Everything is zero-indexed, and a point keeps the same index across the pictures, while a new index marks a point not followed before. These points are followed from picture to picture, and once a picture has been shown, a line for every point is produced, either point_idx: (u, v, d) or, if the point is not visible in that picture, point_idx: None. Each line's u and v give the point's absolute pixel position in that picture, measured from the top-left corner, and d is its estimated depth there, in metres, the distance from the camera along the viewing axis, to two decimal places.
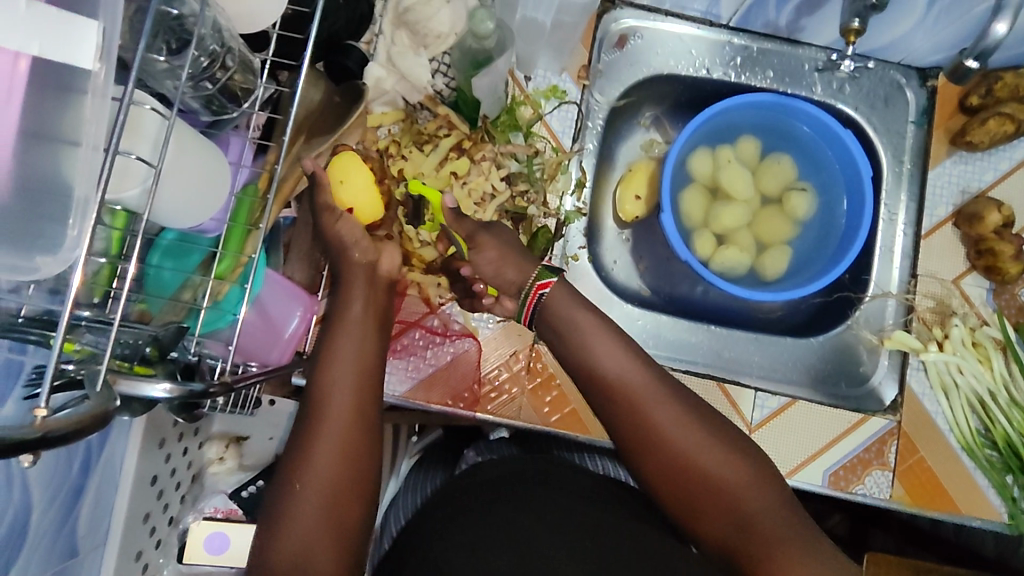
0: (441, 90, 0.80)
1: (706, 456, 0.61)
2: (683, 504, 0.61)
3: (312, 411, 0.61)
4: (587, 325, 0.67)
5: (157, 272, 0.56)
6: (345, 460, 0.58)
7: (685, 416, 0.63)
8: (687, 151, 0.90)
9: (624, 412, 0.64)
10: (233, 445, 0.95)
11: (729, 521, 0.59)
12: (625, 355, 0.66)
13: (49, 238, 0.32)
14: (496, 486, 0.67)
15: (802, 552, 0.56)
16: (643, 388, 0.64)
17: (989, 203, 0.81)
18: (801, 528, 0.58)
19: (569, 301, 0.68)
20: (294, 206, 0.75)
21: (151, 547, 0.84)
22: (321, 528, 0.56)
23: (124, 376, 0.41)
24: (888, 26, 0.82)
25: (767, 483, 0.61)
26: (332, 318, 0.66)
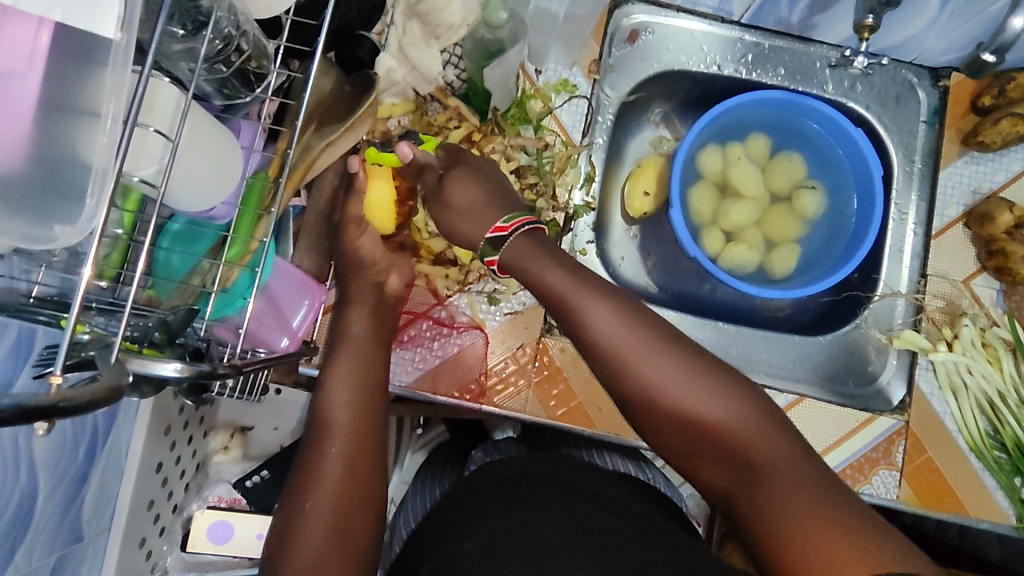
0: (452, 81, 0.80)
1: (706, 416, 0.56)
2: (692, 466, 0.58)
3: (320, 409, 0.62)
4: (562, 286, 0.62)
5: (167, 258, 0.57)
6: (351, 457, 0.60)
7: (682, 371, 0.58)
8: (697, 148, 0.90)
9: (616, 377, 0.60)
10: (238, 435, 0.97)
11: (737, 481, 0.55)
12: (611, 314, 0.60)
13: (66, 210, 0.32)
14: (503, 485, 0.68)
15: (814, 503, 0.51)
16: (630, 349, 0.59)
17: (1000, 203, 0.80)
18: (819, 478, 0.53)
19: (535, 258, 0.64)
20: (303, 194, 0.75)
21: (156, 535, 0.84)
22: (331, 519, 0.57)
23: (136, 355, 0.41)
24: (902, 25, 0.81)
25: (774, 430, 0.56)
26: (337, 333, 0.69)
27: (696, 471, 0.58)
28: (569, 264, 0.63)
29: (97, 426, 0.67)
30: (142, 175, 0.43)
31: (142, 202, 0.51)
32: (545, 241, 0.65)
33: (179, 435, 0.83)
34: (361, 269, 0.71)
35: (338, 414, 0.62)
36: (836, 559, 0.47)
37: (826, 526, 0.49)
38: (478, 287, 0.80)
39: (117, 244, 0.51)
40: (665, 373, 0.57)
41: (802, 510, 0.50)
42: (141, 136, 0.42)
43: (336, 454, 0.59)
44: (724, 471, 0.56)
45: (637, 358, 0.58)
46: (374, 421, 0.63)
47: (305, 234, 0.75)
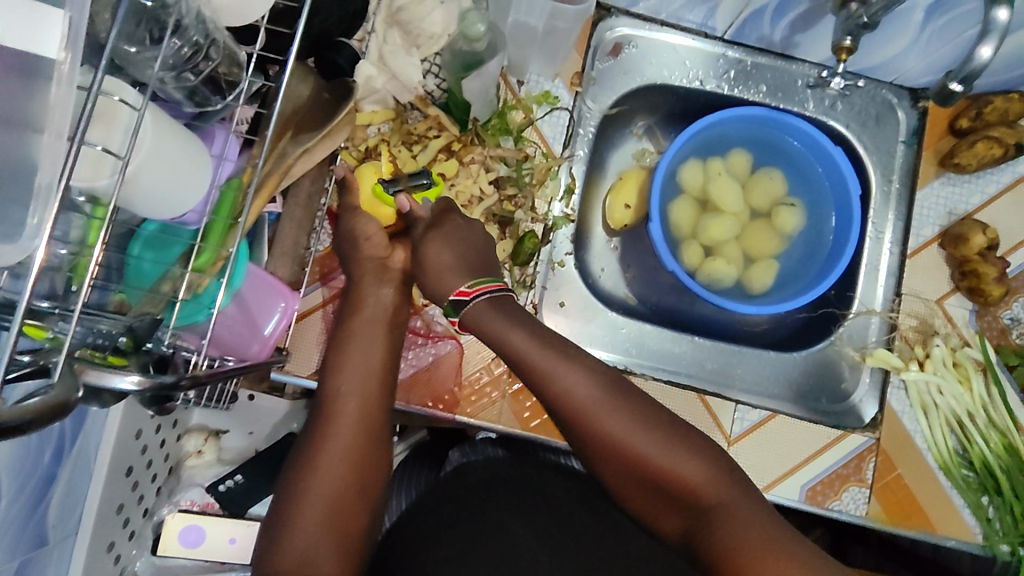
0: (432, 90, 0.80)
1: (662, 460, 0.59)
2: (650, 510, 0.61)
3: (321, 418, 0.66)
4: (522, 344, 0.63)
5: (138, 263, 0.57)
6: (345, 463, 0.64)
7: (636, 425, 0.61)
8: (677, 162, 0.90)
9: (576, 430, 0.62)
10: (212, 439, 0.96)
11: (689, 522, 0.58)
12: (572, 370, 0.62)
13: (6, 228, 0.32)
14: (472, 493, 0.69)
15: (761, 538, 0.54)
16: (587, 401, 0.62)
17: (974, 225, 0.81)
18: (765, 513, 0.57)
19: (495, 315, 0.65)
20: (279, 200, 0.74)
21: (124, 538, 0.84)
22: (321, 530, 0.61)
23: (92, 367, 0.40)
24: (882, 45, 0.82)
25: (721, 472, 0.59)
26: (342, 326, 0.71)
27: (652, 513, 0.61)
28: (528, 323, 0.65)
29: (64, 431, 0.66)
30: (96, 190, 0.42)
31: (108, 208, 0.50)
32: (504, 304, 0.66)
33: (150, 439, 0.83)
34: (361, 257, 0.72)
35: (339, 414, 0.66)
36: None
37: (780, 558, 0.52)
38: None
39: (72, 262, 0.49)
40: (619, 426, 0.61)
41: (756, 544, 0.53)
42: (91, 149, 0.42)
43: (330, 457, 0.64)
44: (676, 513, 0.60)
45: (598, 410, 0.61)
46: (376, 425, 0.67)
47: (280, 240, 0.75)
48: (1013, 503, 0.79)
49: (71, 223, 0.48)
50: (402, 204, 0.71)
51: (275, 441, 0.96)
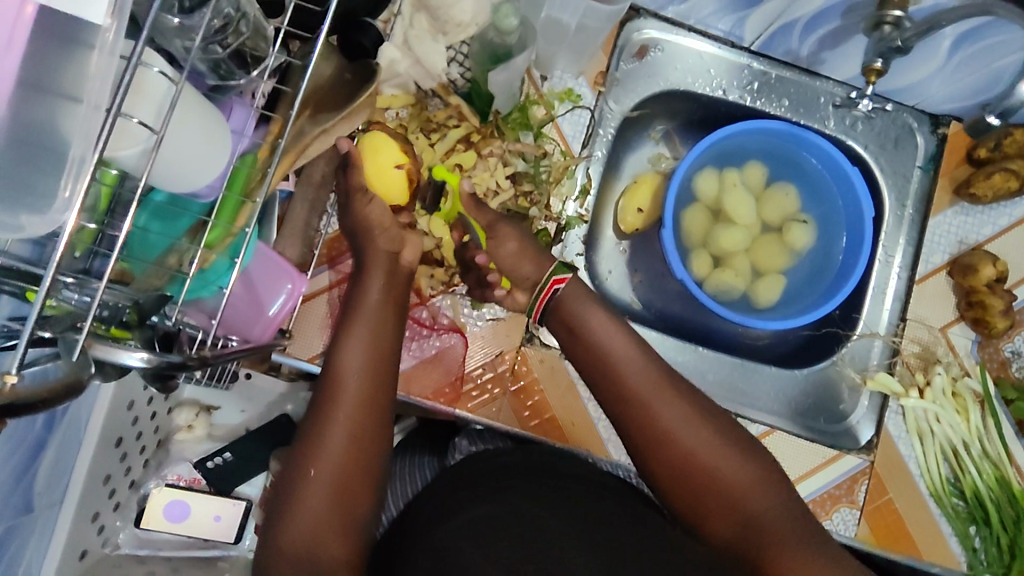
0: (455, 79, 0.79)
1: (712, 459, 0.58)
2: (691, 510, 0.58)
3: (325, 392, 0.61)
4: (596, 324, 0.65)
5: (145, 234, 0.57)
6: (354, 446, 0.58)
7: (692, 417, 0.60)
8: (694, 169, 0.90)
9: (630, 412, 0.61)
10: (203, 414, 0.94)
11: (733, 526, 0.56)
12: (636, 353, 0.63)
13: (35, 200, 0.32)
14: (501, 476, 0.62)
15: (806, 556, 0.53)
16: (647, 384, 0.61)
17: (985, 256, 0.82)
18: (808, 527, 0.56)
19: (577, 296, 0.67)
20: (291, 178, 0.71)
21: (109, 508, 0.84)
22: (329, 515, 0.56)
23: (99, 341, 0.40)
24: (909, 69, 0.81)
25: (768, 479, 0.58)
26: (351, 305, 0.66)
27: (693, 514, 0.58)
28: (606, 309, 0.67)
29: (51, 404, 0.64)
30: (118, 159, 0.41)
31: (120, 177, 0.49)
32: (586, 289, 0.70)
33: (142, 411, 0.82)
34: (373, 236, 0.68)
35: (348, 389, 0.60)
36: None
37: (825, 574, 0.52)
38: (463, 290, 0.80)
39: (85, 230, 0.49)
40: (676, 415, 0.60)
41: (803, 557, 0.53)
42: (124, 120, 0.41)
43: (339, 436, 0.58)
44: (720, 518, 0.57)
45: (655, 395, 0.61)
46: (381, 403, 0.61)
47: (290, 220, 0.73)
48: (1001, 534, 0.80)
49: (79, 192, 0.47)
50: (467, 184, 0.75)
51: (268, 420, 0.95)
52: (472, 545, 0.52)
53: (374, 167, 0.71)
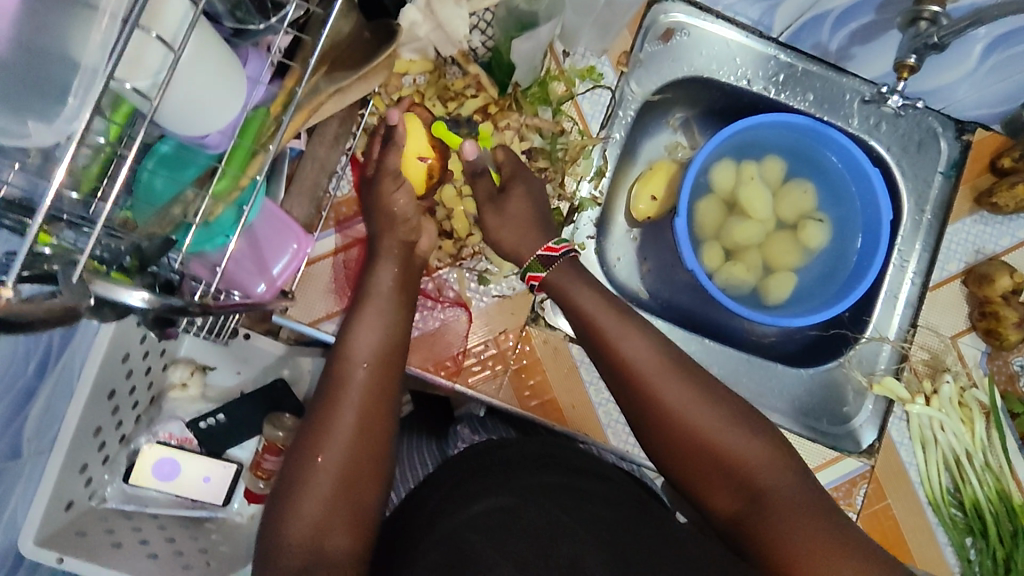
0: (476, 47, 0.77)
1: (722, 438, 0.58)
2: (699, 487, 0.59)
3: (333, 381, 0.62)
4: (593, 309, 0.65)
5: (150, 179, 0.55)
6: (360, 434, 0.59)
7: (698, 397, 0.60)
8: (711, 160, 0.88)
9: (634, 393, 0.61)
10: (199, 372, 0.93)
11: (744, 505, 0.56)
12: (635, 337, 0.63)
13: (47, 107, 0.32)
14: (507, 467, 0.61)
15: (815, 531, 0.53)
16: (648, 367, 0.61)
17: (1002, 266, 0.80)
18: (820, 502, 0.56)
19: (571, 281, 0.68)
20: (303, 137, 0.70)
21: (98, 461, 0.83)
22: (334, 503, 0.56)
23: (100, 279, 0.41)
24: (938, 71, 0.80)
25: (780, 457, 0.58)
26: (363, 291, 0.68)
27: (700, 490, 0.59)
28: (603, 292, 0.67)
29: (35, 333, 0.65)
30: (135, 84, 0.40)
31: (132, 117, 0.48)
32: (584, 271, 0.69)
33: (137, 365, 0.82)
34: (394, 227, 0.70)
35: (354, 375, 0.62)
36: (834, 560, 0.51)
37: (833, 548, 0.52)
38: (470, 264, 0.79)
39: (99, 157, 0.48)
40: (680, 396, 0.59)
41: (814, 531, 0.53)
42: (143, 40, 0.39)
43: (345, 422, 0.59)
44: (728, 492, 0.57)
45: (658, 379, 0.60)
46: (387, 392, 0.63)
47: (299, 178, 0.72)
48: (997, 547, 0.79)
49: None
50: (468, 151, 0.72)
51: (263, 382, 0.95)
52: (483, 539, 0.52)
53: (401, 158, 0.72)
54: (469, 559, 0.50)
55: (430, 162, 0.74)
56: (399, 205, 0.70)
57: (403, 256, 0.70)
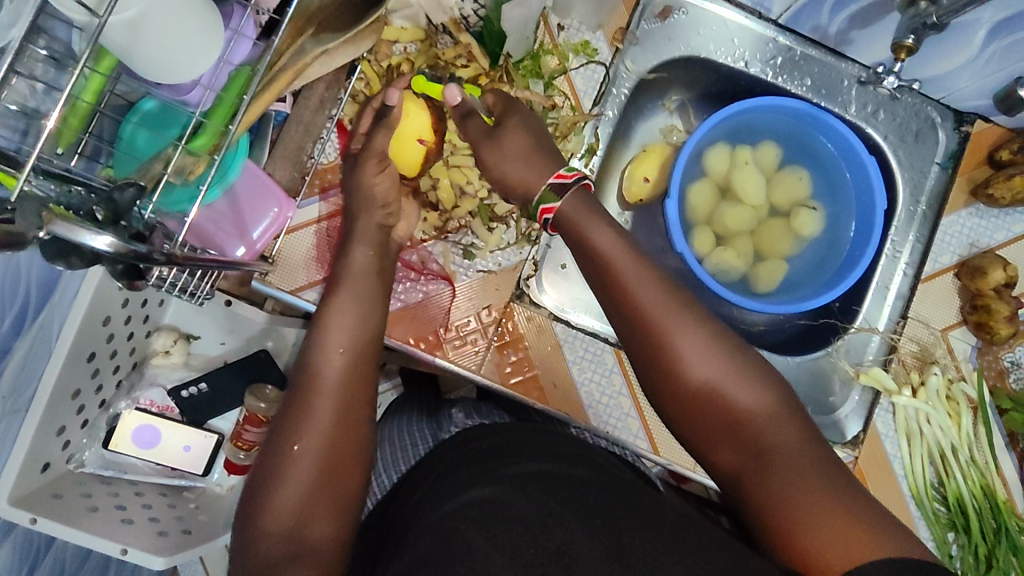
0: (467, 14, 0.74)
1: (731, 389, 0.58)
2: (705, 443, 0.59)
3: (305, 377, 0.61)
4: (609, 248, 0.62)
5: (133, 135, 0.57)
6: (340, 419, 0.58)
7: (714, 346, 0.59)
8: (706, 143, 0.87)
9: (645, 340, 0.60)
10: (182, 341, 0.91)
11: (746, 463, 0.56)
12: (647, 278, 0.60)
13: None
14: (495, 456, 0.59)
15: (819, 489, 0.52)
16: (665, 313, 0.59)
17: (995, 259, 0.79)
18: (827, 462, 0.54)
19: (585, 215, 0.63)
20: (287, 100, 0.70)
21: (76, 425, 0.83)
22: (316, 488, 0.55)
23: (63, 218, 0.40)
24: (938, 56, 0.78)
25: (787, 416, 0.57)
26: (339, 272, 0.68)
27: (705, 446, 0.59)
28: (619, 229, 0.63)
29: (21, 257, 0.64)
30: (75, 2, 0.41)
31: (115, 71, 0.54)
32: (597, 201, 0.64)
33: (119, 328, 0.81)
34: (370, 207, 0.69)
35: (332, 360, 0.61)
36: (835, 520, 0.50)
37: (837, 510, 0.50)
38: (456, 238, 0.78)
39: (78, 109, 0.53)
40: (693, 351, 0.58)
41: (817, 493, 0.52)
42: None
43: (322, 411, 0.58)
44: (733, 448, 0.57)
45: (672, 328, 0.59)
46: (363, 377, 0.62)
47: (283, 142, 0.71)
48: (979, 543, 0.78)
49: (29, 62, 0.46)
50: (453, 93, 0.69)
51: (246, 353, 0.94)
52: (468, 522, 0.50)
53: (396, 137, 0.71)
54: (448, 539, 0.49)
55: (428, 145, 0.73)
56: (380, 191, 0.69)
57: (377, 239, 0.70)
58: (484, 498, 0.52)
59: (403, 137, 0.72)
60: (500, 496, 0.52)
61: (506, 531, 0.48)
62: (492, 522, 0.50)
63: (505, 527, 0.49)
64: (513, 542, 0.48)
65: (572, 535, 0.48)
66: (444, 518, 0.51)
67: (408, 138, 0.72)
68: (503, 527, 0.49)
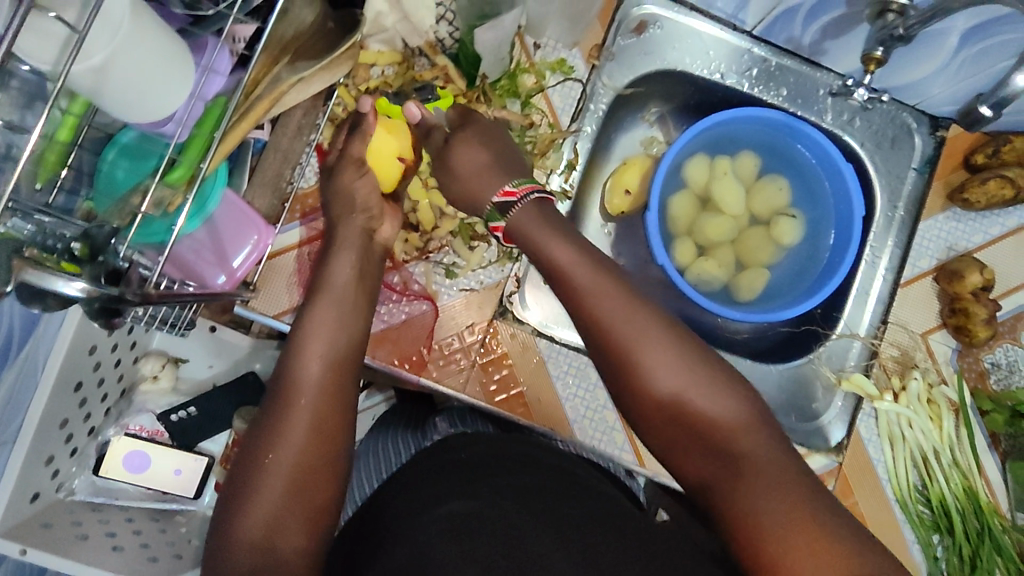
0: (444, 38, 0.76)
1: (698, 402, 0.57)
2: (672, 451, 0.59)
3: (284, 383, 0.61)
4: (567, 261, 0.62)
5: (112, 170, 0.57)
6: (315, 431, 0.58)
7: (681, 357, 0.59)
8: (685, 155, 0.88)
9: (609, 354, 0.60)
10: (170, 366, 0.92)
11: (717, 473, 0.56)
12: (608, 287, 0.60)
13: None
14: (472, 466, 0.60)
15: (786, 499, 0.52)
16: (627, 330, 0.59)
17: (972, 263, 0.80)
18: (794, 473, 0.54)
19: (538, 227, 0.64)
20: (266, 127, 0.70)
21: (65, 453, 0.83)
22: (286, 500, 0.55)
23: (34, 266, 0.41)
24: (909, 65, 0.79)
25: (758, 425, 0.57)
26: (318, 281, 0.68)
27: (673, 458, 0.59)
28: (579, 241, 0.64)
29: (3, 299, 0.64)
30: (36, 62, 0.42)
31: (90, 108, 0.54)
32: (547, 211, 0.66)
33: (105, 357, 0.81)
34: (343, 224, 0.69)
35: (314, 372, 0.62)
36: (800, 532, 0.50)
37: (802, 521, 0.50)
38: (437, 258, 0.78)
39: (54, 146, 0.52)
40: (658, 362, 0.58)
41: (785, 506, 0.51)
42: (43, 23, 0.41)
43: (298, 423, 0.58)
44: (703, 458, 0.57)
45: (637, 340, 0.58)
46: (341, 391, 0.61)
47: (262, 169, 0.72)
48: (963, 544, 0.79)
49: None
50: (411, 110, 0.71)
51: (234, 376, 0.94)
52: (448, 542, 0.49)
53: (374, 159, 0.72)
54: (426, 563, 0.48)
55: (407, 163, 0.74)
56: (357, 203, 0.70)
57: (361, 251, 0.70)
58: (463, 516, 0.52)
59: (378, 159, 0.72)
60: (480, 513, 0.52)
61: (485, 554, 0.49)
62: (474, 544, 0.49)
63: (482, 552, 0.49)
64: (495, 564, 0.48)
65: (556, 560, 0.48)
66: (421, 534, 0.51)
67: (384, 161, 0.73)
68: (483, 550, 0.49)
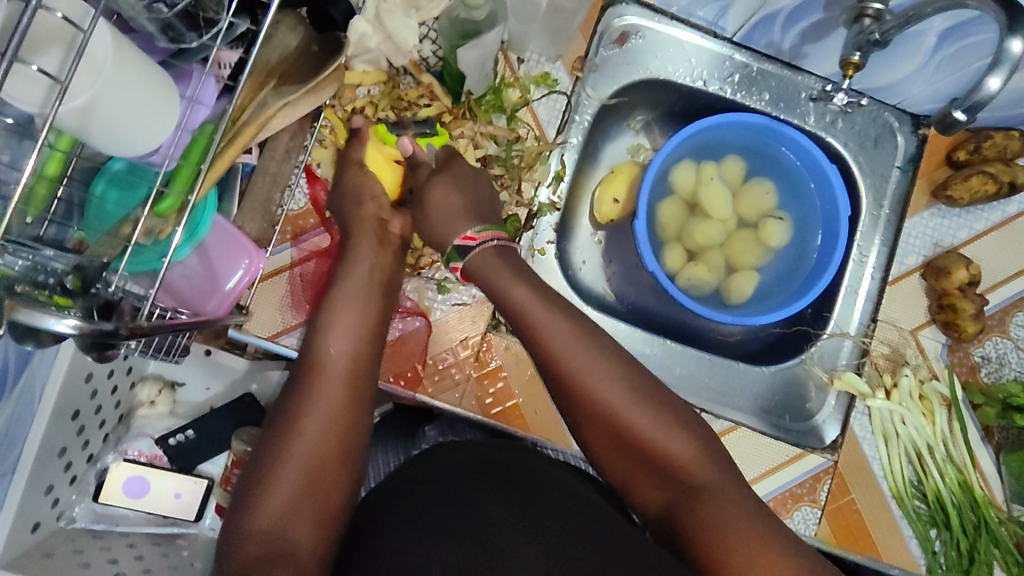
0: (427, 56, 0.79)
1: (653, 435, 0.58)
2: (629, 481, 0.60)
3: (308, 376, 0.61)
4: (525, 300, 0.63)
5: (101, 202, 0.58)
6: (334, 429, 0.58)
7: (630, 390, 0.59)
8: (671, 161, 0.89)
9: (563, 392, 0.61)
10: (166, 390, 0.92)
11: (674, 499, 0.57)
12: (562, 327, 0.62)
13: None
14: (467, 471, 0.60)
15: (744, 522, 0.53)
16: (579, 368, 0.60)
17: (958, 259, 0.81)
18: (744, 500, 0.55)
19: (490, 264, 0.66)
20: (256, 151, 0.71)
21: (65, 482, 0.83)
22: (298, 495, 0.54)
23: (26, 305, 0.41)
24: (888, 67, 0.80)
25: (711, 456, 0.58)
26: (337, 284, 0.66)
27: (631, 487, 0.60)
28: (538, 284, 0.65)
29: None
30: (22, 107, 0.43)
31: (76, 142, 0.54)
32: (503, 252, 0.67)
33: (101, 384, 0.81)
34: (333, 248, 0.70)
35: (330, 368, 0.61)
36: (757, 555, 0.51)
37: (756, 541, 0.52)
38: (429, 273, 0.78)
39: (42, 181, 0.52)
40: (610, 397, 0.59)
41: (743, 530, 0.52)
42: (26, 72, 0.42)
43: (316, 420, 0.58)
44: (657, 488, 0.58)
45: (585, 377, 0.60)
46: (364, 391, 0.62)
47: (251, 194, 0.72)
48: (960, 538, 0.80)
49: None
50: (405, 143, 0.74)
51: (231, 398, 0.95)
52: (448, 558, 0.49)
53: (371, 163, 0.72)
54: None
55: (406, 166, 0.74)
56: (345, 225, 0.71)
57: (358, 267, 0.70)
58: (465, 530, 0.52)
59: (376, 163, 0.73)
60: (479, 526, 0.52)
61: (488, 570, 0.48)
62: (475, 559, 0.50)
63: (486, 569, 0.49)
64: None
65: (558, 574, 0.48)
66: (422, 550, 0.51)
67: (382, 164, 0.73)
68: (486, 566, 0.49)
